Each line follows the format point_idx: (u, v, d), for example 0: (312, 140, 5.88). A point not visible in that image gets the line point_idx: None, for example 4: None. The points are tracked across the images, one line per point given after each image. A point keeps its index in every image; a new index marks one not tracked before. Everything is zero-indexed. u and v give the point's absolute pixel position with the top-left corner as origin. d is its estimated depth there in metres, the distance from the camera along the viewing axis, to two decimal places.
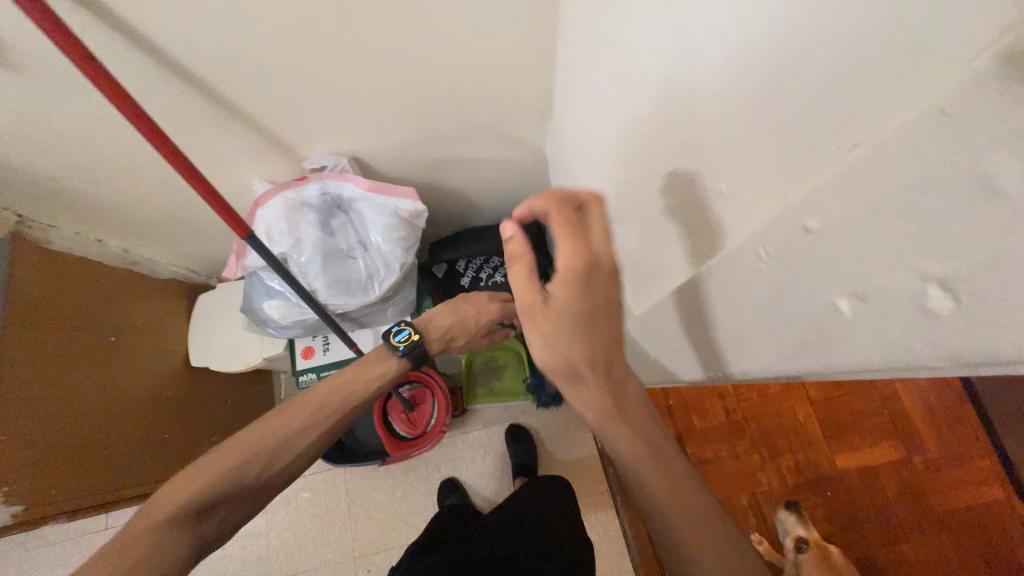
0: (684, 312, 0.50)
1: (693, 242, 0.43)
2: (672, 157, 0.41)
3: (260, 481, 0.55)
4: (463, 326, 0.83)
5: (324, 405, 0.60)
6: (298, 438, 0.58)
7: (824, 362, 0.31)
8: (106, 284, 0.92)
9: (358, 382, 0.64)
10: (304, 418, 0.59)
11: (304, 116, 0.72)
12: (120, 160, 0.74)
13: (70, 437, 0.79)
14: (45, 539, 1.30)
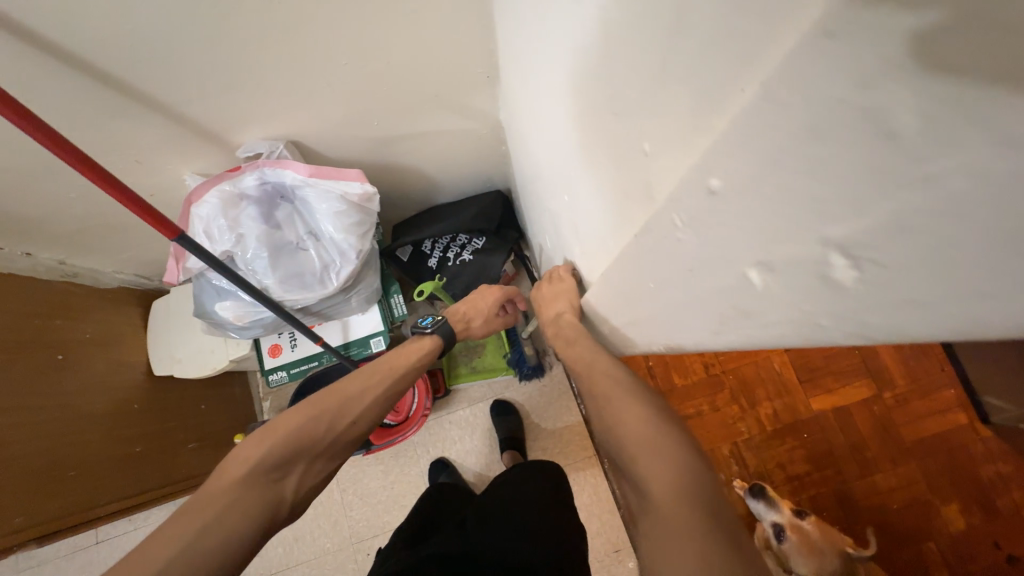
0: (615, 289, 0.49)
1: (618, 210, 0.40)
2: (605, 114, 0.37)
3: (324, 446, 0.64)
4: (475, 309, 0.96)
5: (370, 378, 0.73)
6: (354, 404, 0.69)
7: (742, 329, 0.34)
8: (41, 301, 0.85)
9: (401, 358, 0.80)
10: (355, 390, 0.70)
11: (225, 101, 0.66)
12: (24, 167, 0.67)
13: (22, 468, 0.75)
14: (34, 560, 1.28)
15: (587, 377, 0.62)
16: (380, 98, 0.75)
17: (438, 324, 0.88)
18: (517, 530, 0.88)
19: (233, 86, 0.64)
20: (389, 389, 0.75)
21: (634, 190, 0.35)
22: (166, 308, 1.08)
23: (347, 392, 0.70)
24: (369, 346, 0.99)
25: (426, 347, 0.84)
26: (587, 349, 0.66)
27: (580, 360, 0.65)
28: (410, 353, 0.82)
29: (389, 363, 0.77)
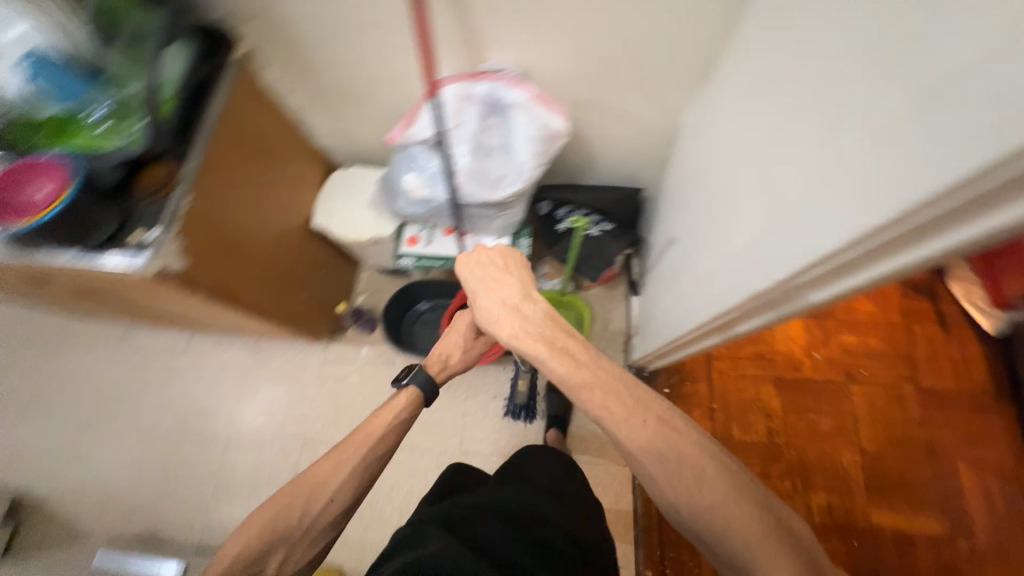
0: (839, 190, 0.44)
1: (871, 112, 0.42)
2: (855, 73, 0.45)
3: (303, 527, 0.71)
4: (452, 343, 0.99)
5: (343, 456, 0.76)
6: (326, 484, 0.73)
7: (1009, 143, 0.28)
8: (280, 125, 1.07)
9: (374, 426, 0.81)
10: (325, 472, 0.74)
11: (499, 21, 0.83)
12: (337, 24, 0.87)
13: (215, 225, 0.87)
14: (141, 345, 1.52)
15: (635, 442, 0.67)
16: (604, 66, 0.91)
17: (416, 374, 0.91)
18: (549, 502, 0.96)
19: (517, 9, 0.80)
20: (369, 459, 0.77)
21: (868, 127, 0.42)
22: (336, 179, 1.24)
23: (319, 475, 0.74)
24: None
25: (406, 401, 0.87)
26: (596, 386, 0.71)
27: (600, 406, 0.70)
28: (391, 413, 0.83)
29: (361, 436, 0.79)
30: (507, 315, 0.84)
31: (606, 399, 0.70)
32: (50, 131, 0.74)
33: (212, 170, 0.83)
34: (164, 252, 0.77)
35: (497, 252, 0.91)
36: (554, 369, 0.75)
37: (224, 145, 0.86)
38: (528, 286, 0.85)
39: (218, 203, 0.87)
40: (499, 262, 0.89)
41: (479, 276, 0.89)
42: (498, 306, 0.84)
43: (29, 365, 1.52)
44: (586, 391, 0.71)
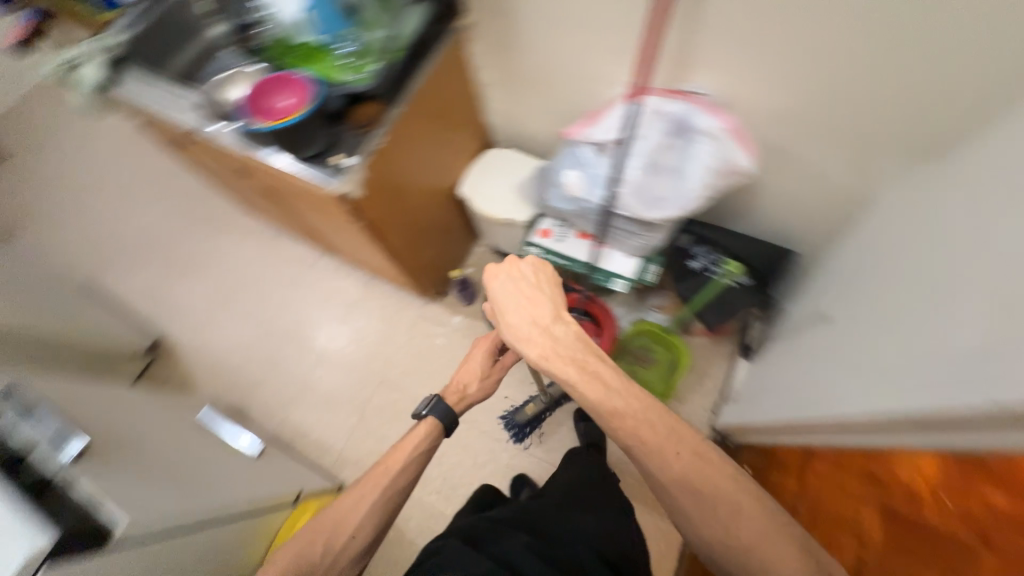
0: None
1: None
2: None
3: (330, 560, 0.80)
4: (470, 374, 1.01)
5: (365, 492, 0.85)
6: (348, 524, 0.82)
7: None
8: (465, 95, 1.14)
9: (389, 467, 0.88)
10: (346, 506, 0.84)
11: (719, 44, 0.81)
12: (555, 15, 0.91)
13: (394, 166, 0.95)
14: (279, 250, 1.74)
15: (666, 472, 0.67)
16: (812, 115, 0.84)
17: (433, 405, 0.95)
18: (576, 517, 0.95)
19: (749, 38, 0.77)
20: (386, 497, 0.85)
21: None
22: (489, 156, 1.27)
23: (342, 513, 0.83)
24: (611, 281, 1.09)
25: (424, 433, 0.93)
26: (628, 414, 0.71)
27: (633, 433, 0.69)
28: (410, 452, 0.91)
29: (380, 473, 0.87)
30: (537, 335, 0.80)
31: (638, 427, 0.70)
32: (306, 57, 0.88)
33: (408, 116, 0.91)
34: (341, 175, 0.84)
35: (525, 262, 0.85)
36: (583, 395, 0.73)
37: (423, 98, 0.94)
38: (553, 310, 0.80)
39: (403, 147, 0.94)
40: (530, 277, 0.83)
41: (509, 292, 0.83)
42: (526, 329, 0.80)
43: (198, 237, 1.81)
44: (618, 418, 0.71)
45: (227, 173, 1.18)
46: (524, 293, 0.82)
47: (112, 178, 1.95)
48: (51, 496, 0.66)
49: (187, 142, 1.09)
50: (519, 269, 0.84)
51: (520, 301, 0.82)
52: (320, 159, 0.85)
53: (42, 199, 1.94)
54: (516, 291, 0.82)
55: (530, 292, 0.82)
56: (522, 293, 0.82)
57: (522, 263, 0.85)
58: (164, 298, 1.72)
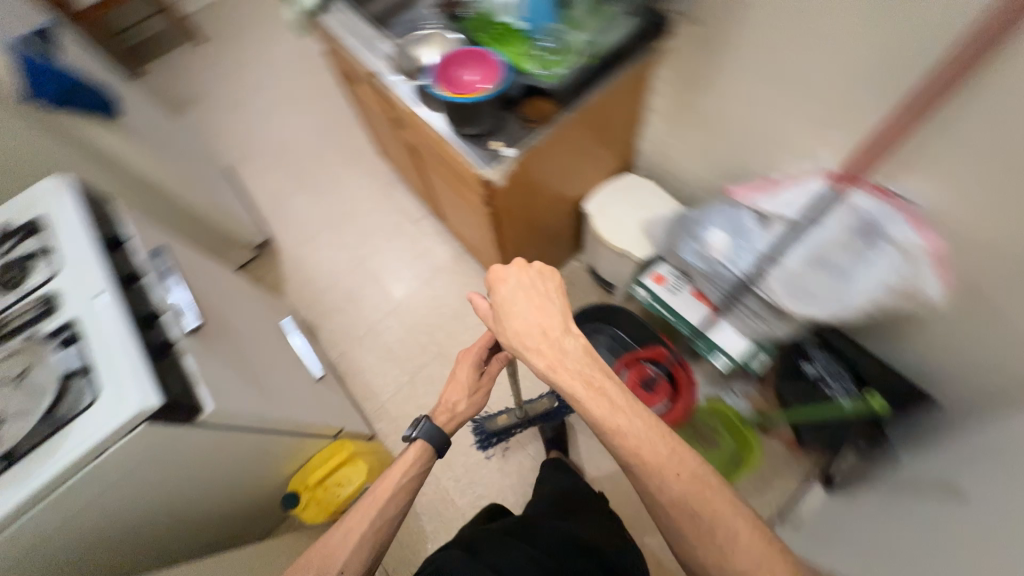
0: None
1: None
2: None
3: None
4: (458, 391, 1.05)
5: (356, 525, 0.89)
6: (341, 554, 0.86)
7: None
8: (630, 115, 1.09)
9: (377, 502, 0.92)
10: (339, 537, 0.87)
11: (960, 156, 0.68)
12: (769, 65, 0.83)
13: (540, 164, 0.92)
14: (393, 198, 1.82)
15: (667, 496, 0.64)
16: None
17: (421, 426, 1.00)
18: (557, 532, 0.95)
19: (1003, 163, 0.64)
20: (377, 527, 0.89)
21: None
22: (625, 181, 1.22)
23: (333, 544, 0.87)
24: (712, 353, 1.00)
25: (413, 458, 0.98)
26: (633, 433, 0.68)
27: (636, 453, 0.67)
28: (396, 486, 0.95)
29: (370, 507, 0.91)
30: (543, 346, 0.74)
31: (640, 445, 0.67)
32: (503, 37, 0.87)
33: (572, 120, 0.87)
34: (496, 163, 0.83)
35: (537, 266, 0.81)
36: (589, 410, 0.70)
37: (592, 107, 0.90)
38: (560, 318, 0.75)
39: (555, 149, 0.92)
40: (540, 285, 0.78)
41: (518, 297, 0.78)
42: (533, 337, 0.74)
43: (330, 162, 1.95)
44: (620, 436, 0.68)
45: (383, 119, 1.24)
46: (530, 302, 0.77)
47: (281, 86, 2.15)
48: (168, 362, 0.73)
49: (362, 79, 1.16)
50: (527, 273, 0.79)
51: (526, 310, 0.77)
52: (482, 141, 0.85)
53: (221, 85, 2.19)
54: (522, 299, 0.77)
55: (534, 299, 0.78)
56: (527, 300, 0.77)
57: (531, 267, 0.80)
58: (285, 204, 1.87)
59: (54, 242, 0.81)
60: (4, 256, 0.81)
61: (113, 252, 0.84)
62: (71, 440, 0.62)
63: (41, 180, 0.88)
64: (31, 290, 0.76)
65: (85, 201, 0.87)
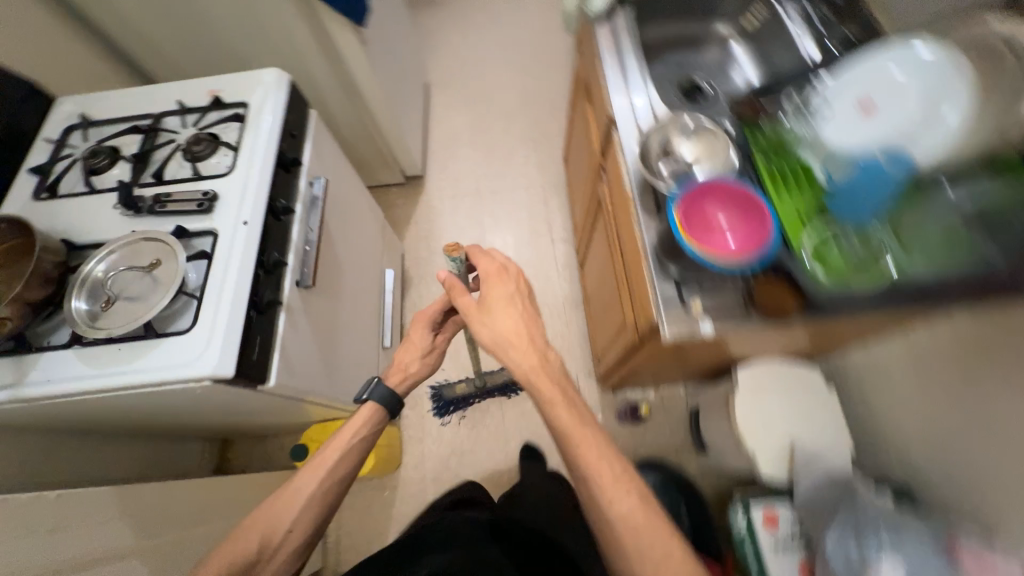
0: None
1: None
2: None
3: (272, 550, 0.76)
4: (411, 349, 0.99)
5: (306, 482, 0.81)
6: (292, 510, 0.79)
7: None
8: (874, 331, 0.81)
9: (326, 458, 0.83)
10: (291, 492, 0.80)
11: None
12: None
13: (728, 340, 0.72)
14: (546, 205, 1.69)
15: (614, 506, 0.71)
16: None
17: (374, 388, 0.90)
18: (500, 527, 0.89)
19: None
20: (326, 487, 0.82)
21: None
22: (802, 376, 0.97)
23: (288, 501, 0.79)
24: None
25: (364, 417, 0.89)
26: (591, 443, 0.76)
27: (594, 467, 0.74)
28: (347, 447, 0.86)
29: (326, 465, 0.83)
30: (525, 348, 0.84)
31: (599, 461, 0.75)
32: (787, 184, 0.67)
33: (807, 325, 0.65)
34: (679, 324, 0.65)
35: (525, 286, 0.92)
36: (560, 414, 0.77)
37: (842, 323, 0.66)
38: (537, 325, 0.87)
39: (759, 335, 0.70)
40: (527, 296, 0.91)
41: (505, 300, 0.89)
42: (522, 335, 0.85)
43: (511, 134, 1.85)
44: (581, 447, 0.75)
45: (590, 154, 1.09)
46: (514, 309, 0.88)
47: (512, 36, 2.06)
48: (261, 320, 0.70)
49: (596, 105, 1.00)
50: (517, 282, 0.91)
51: (510, 313, 0.88)
52: (679, 289, 0.68)
53: (468, 4, 2.16)
54: (508, 301, 0.88)
55: (519, 303, 0.89)
56: (517, 305, 0.88)
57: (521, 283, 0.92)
58: (451, 149, 1.83)
59: (245, 140, 0.81)
60: (202, 126, 0.83)
61: (284, 174, 0.83)
62: (155, 353, 0.63)
63: (266, 69, 0.87)
64: (203, 175, 0.78)
65: (288, 110, 0.86)
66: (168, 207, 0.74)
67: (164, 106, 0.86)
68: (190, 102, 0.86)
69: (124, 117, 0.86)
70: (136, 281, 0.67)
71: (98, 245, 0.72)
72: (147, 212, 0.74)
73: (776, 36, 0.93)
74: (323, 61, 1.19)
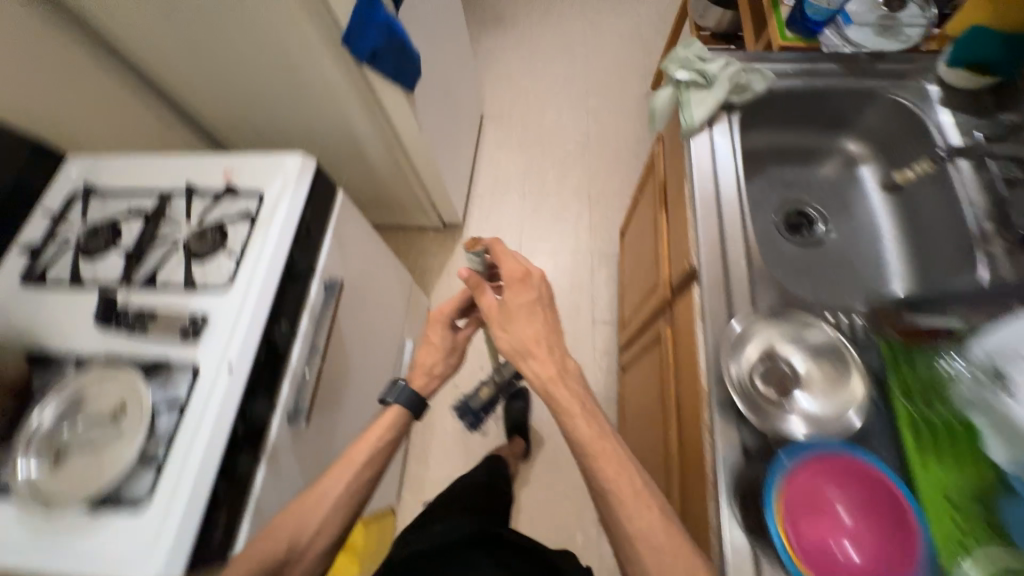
0: None
1: None
2: None
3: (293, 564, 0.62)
4: (433, 345, 0.81)
5: (334, 484, 0.67)
6: (315, 518, 0.64)
7: None
8: None
9: (358, 452, 0.70)
10: (313, 501, 0.65)
11: None
12: None
13: None
14: (591, 277, 1.52)
15: (642, 536, 0.51)
16: None
17: (399, 391, 0.76)
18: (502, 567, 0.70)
19: None
20: (355, 487, 0.68)
21: None
22: None
23: (308, 510, 0.64)
24: None
25: (395, 421, 0.75)
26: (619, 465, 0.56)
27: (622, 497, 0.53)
28: (370, 448, 0.71)
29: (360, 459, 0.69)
30: (542, 358, 0.62)
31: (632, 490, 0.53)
32: (945, 444, 0.48)
33: None
34: None
35: (545, 289, 0.67)
36: (585, 437, 0.57)
37: None
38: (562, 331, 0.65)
39: None
40: (548, 298, 0.67)
41: (520, 306, 0.65)
42: (543, 340, 0.63)
43: (565, 187, 1.67)
44: (607, 471, 0.55)
45: (654, 274, 0.91)
46: (530, 313, 0.65)
47: (582, 75, 1.87)
48: (232, 486, 0.59)
49: (673, 223, 0.81)
50: (534, 280, 0.67)
51: (524, 316, 0.64)
52: (751, 546, 0.50)
53: (538, 32, 1.99)
54: (520, 305, 0.65)
55: (542, 311, 0.66)
56: (535, 305, 0.65)
57: (540, 284, 0.67)
58: (497, 196, 1.68)
59: (250, 244, 0.69)
60: (208, 220, 0.71)
61: (291, 287, 0.71)
62: (98, 530, 0.53)
63: (290, 154, 0.75)
64: (195, 286, 0.66)
65: (308, 205, 0.74)
66: (150, 329, 0.63)
67: (173, 186, 0.75)
68: (201, 186, 0.75)
69: (130, 193, 0.76)
70: (95, 429, 0.57)
71: (66, 361, 0.63)
72: (125, 330, 0.63)
73: (931, 189, 0.69)
74: (368, 119, 1.07)
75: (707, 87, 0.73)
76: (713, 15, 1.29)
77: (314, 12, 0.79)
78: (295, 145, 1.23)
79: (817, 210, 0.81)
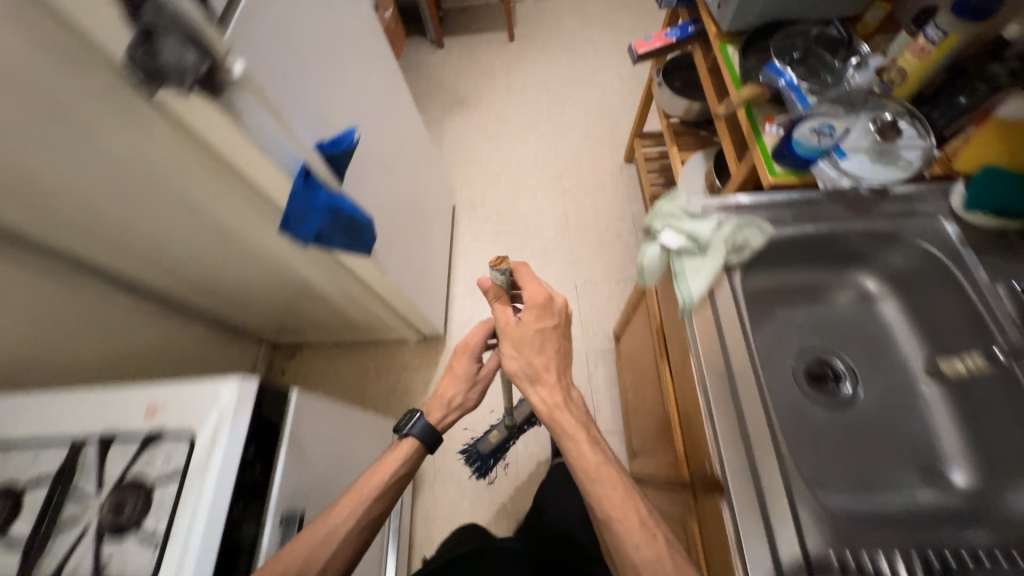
0: None
1: None
2: None
3: None
4: (454, 374, 0.84)
5: (344, 513, 0.68)
6: (327, 545, 0.64)
7: None
8: None
9: (371, 479, 0.72)
10: (321, 536, 0.64)
11: None
12: None
13: None
14: (590, 375, 1.40)
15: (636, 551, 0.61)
16: None
17: (414, 422, 0.78)
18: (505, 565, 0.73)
19: None
20: (365, 523, 0.68)
21: None
22: None
23: (319, 538, 0.64)
24: None
25: (407, 455, 0.76)
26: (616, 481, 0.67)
27: (610, 503, 0.65)
28: (382, 486, 0.72)
29: (374, 483, 0.71)
30: (549, 386, 0.75)
31: (620, 496, 0.65)
32: None
33: None
34: None
35: (560, 313, 0.79)
36: (583, 453, 0.69)
37: None
38: (569, 361, 0.78)
39: None
40: (560, 327, 0.78)
41: (535, 330, 0.77)
42: (551, 368, 0.76)
43: (549, 276, 1.57)
44: (599, 485, 0.66)
45: (667, 431, 0.80)
46: (547, 334, 0.77)
47: (552, 152, 1.83)
48: None
49: (681, 386, 0.71)
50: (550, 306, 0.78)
51: (542, 332, 0.76)
52: None
53: (502, 110, 1.96)
54: (539, 325, 0.77)
55: (555, 339, 0.78)
56: (546, 330, 0.77)
57: (557, 307, 0.79)
58: (478, 294, 1.58)
59: (176, 520, 0.56)
60: (130, 482, 0.60)
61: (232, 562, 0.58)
62: None
63: (225, 381, 0.64)
64: None
65: (250, 443, 0.63)
66: None
67: (84, 434, 0.63)
68: (122, 432, 0.63)
69: (36, 450, 0.63)
70: None
71: None
72: None
73: (996, 388, 0.59)
74: (325, 274, 0.96)
75: (701, 253, 0.64)
76: (679, 104, 1.24)
77: (248, 198, 0.70)
78: (251, 294, 1.12)
79: (843, 364, 0.70)
